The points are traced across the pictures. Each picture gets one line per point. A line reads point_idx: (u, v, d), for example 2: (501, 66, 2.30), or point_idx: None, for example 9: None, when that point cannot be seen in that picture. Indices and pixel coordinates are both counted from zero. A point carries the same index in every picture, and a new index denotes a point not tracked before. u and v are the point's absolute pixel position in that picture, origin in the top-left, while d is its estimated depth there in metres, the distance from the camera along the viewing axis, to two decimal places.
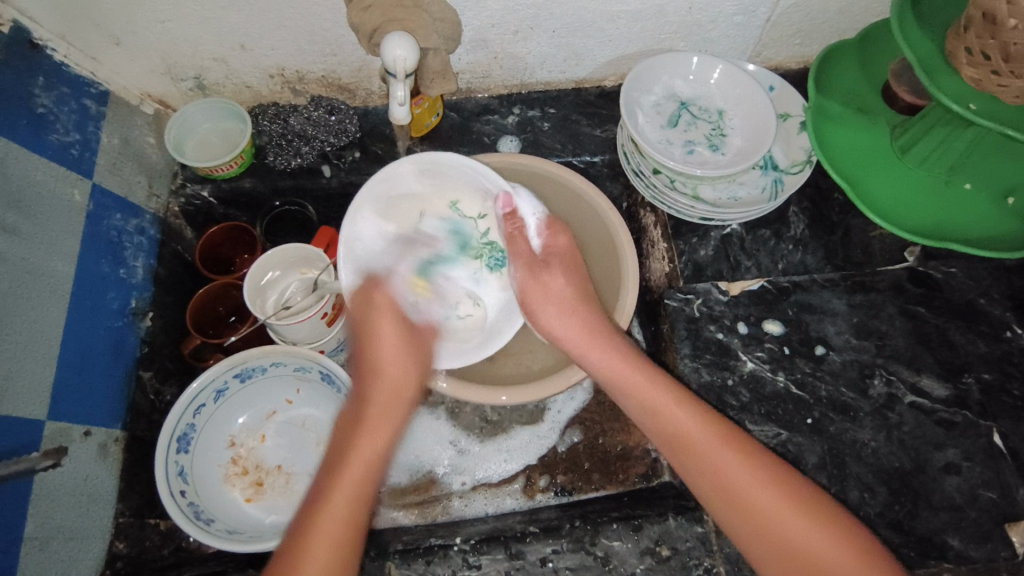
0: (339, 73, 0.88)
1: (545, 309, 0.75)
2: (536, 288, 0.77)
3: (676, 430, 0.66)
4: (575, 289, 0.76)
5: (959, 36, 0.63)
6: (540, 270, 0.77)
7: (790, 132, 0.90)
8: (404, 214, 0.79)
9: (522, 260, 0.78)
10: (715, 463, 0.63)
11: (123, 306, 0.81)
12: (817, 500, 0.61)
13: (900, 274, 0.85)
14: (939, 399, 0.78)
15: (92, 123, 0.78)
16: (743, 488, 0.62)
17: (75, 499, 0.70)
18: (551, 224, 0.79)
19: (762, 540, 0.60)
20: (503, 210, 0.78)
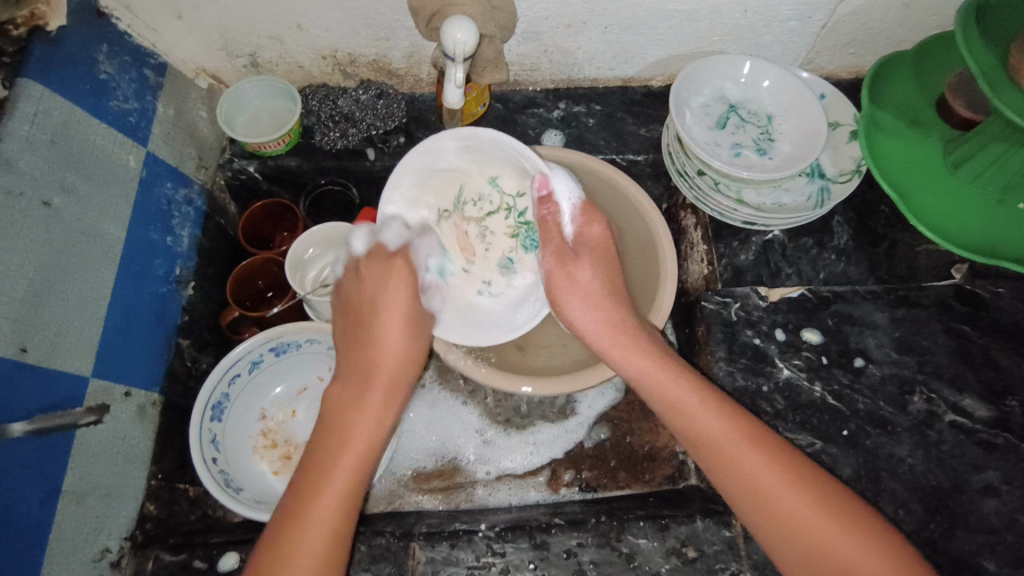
0: (390, 58, 0.89)
1: (570, 300, 0.75)
2: (563, 277, 0.76)
3: (699, 433, 0.65)
4: (604, 283, 0.75)
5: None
6: (570, 259, 0.76)
7: (839, 141, 0.89)
8: (445, 189, 0.79)
9: (553, 247, 0.77)
10: (737, 460, 0.62)
11: (168, 273, 0.83)
12: (850, 504, 0.60)
13: (946, 290, 0.83)
14: (980, 420, 0.77)
15: (150, 93, 0.80)
16: (767, 488, 0.61)
17: (113, 457, 0.72)
18: (586, 212, 0.77)
19: (782, 539, 0.60)
20: (539, 192, 0.76)
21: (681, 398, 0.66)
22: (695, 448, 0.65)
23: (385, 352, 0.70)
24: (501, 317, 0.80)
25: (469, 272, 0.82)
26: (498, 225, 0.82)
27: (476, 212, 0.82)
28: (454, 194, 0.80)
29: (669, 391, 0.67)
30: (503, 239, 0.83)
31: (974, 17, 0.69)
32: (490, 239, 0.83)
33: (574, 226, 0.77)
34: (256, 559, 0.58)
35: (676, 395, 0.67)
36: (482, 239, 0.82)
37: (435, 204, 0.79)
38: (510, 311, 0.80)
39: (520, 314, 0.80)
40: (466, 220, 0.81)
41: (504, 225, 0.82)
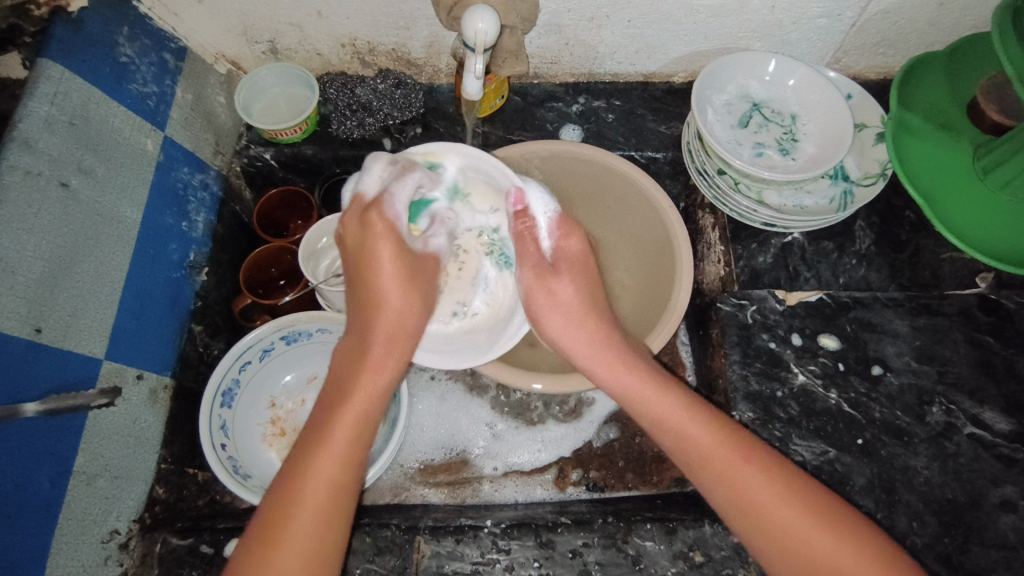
0: (410, 48, 0.88)
1: (551, 318, 0.72)
2: (545, 295, 0.73)
3: (690, 447, 0.63)
4: (585, 297, 0.73)
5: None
6: (549, 276, 0.73)
7: (865, 143, 0.87)
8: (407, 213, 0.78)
9: (531, 264, 0.74)
10: (729, 476, 0.60)
11: (183, 259, 0.83)
12: (857, 519, 0.58)
13: (970, 300, 0.81)
14: (1000, 434, 0.75)
15: (169, 77, 0.80)
16: (762, 501, 0.59)
17: (124, 440, 0.72)
18: (564, 225, 0.75)
19: (777, 549, 0.57)
20: (514, 207, 0.74)
21: (671, 415, 0.65)
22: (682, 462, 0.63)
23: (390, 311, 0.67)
24: (485, 333, 0.78)
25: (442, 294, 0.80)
26: (470, 243, 0.82)
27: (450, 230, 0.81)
28: None
29: (663, 408, 0.65)
30: (479, 258, 0.82)
31: (1012, 17, 0.67)
32: (464, 258, 0.82)
33: (551, 238, 0.76)
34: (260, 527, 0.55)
35: (665, 412, 0.65)
36: (457, 259, 0.81)
37: None
38: (493, 326, 0.78)
39: (505, 328, 0.77)
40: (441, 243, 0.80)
41: (477, 243, 0.82)
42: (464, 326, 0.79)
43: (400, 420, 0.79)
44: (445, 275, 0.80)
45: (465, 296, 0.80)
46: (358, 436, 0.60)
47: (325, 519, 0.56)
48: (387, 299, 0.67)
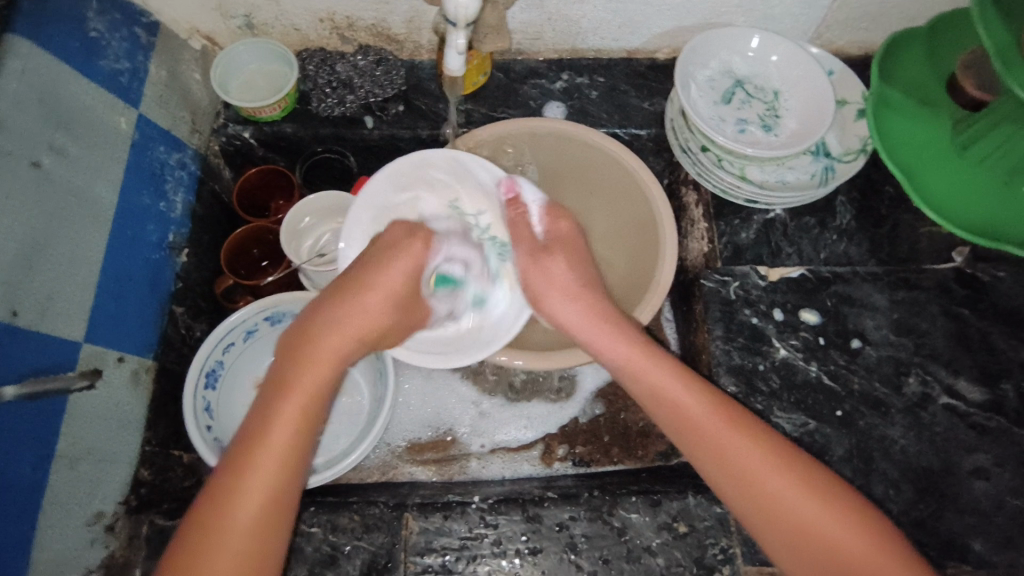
0: (390, 23, 0.87)
1: (550, 295, 0.72)
2: (540, 274, 0.73)
3: (685, 418, 0.63)
4: (579, 273, 0.73)
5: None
6: (542, 255, 0.74)
7: (846, 119, 0.88)
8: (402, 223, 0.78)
9: (526, 247, 0.75)
10: (722, 446, 0.61)
11: (161, 240, 0.81)
12: (835, 485, 0.60)
13: (946, 273, 0.83)
14: (974, 403, 0.77)
15: (142, 53, 0.78)
16: (750, 467, 0.60)
17: (107, 423, 0.71)
18: (553, 210, 0.77)
19: (760, 514, 0.59)
20: (506, 195, 0.78)
21: (668, 384, 0.65)
22: (678, 430, 0.64)
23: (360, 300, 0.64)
24: (487, 330, 0.77)
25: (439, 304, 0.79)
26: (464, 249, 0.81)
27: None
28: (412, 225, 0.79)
29: (661, 381, 0.65)
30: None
31: None
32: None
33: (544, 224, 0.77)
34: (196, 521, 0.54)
35: (661, 382, 0.65)
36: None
37: None
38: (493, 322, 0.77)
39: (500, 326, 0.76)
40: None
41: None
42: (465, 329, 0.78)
43: (388, 399, 0.79)
44: None
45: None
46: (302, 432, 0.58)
47: (267, 519, 0.54)
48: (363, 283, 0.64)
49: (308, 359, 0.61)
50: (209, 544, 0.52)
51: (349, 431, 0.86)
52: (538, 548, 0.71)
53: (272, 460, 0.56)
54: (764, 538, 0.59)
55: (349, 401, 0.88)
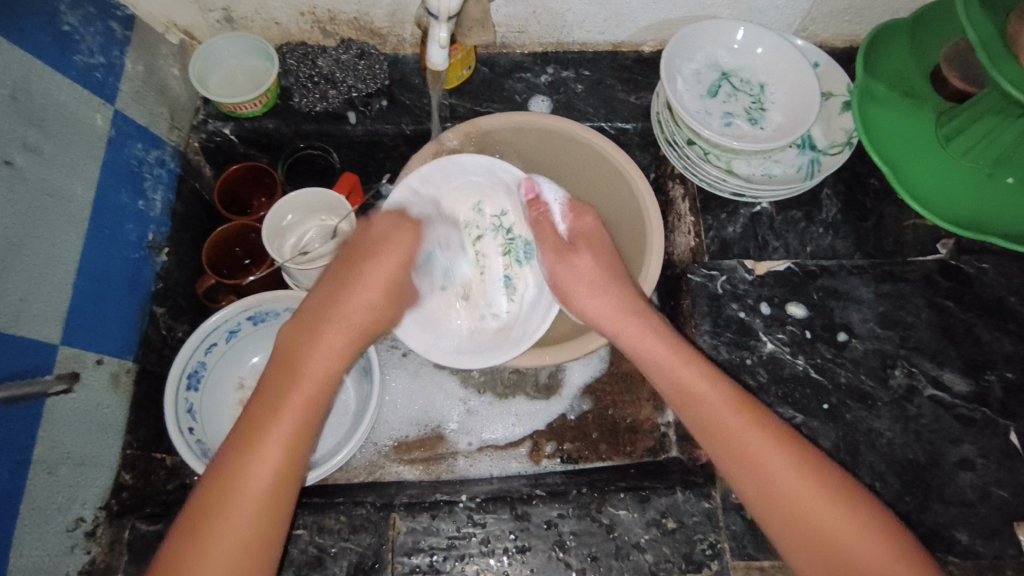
0: (372, 16, 0.85)
1: (578, 290, 0.73)
2: (567, 269, 0.75)
3: (715, 421, 0.63)
4: (606, 267, 0.73)
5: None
6: (569, 253, 0.75)
7: (830, 112, 0.88)
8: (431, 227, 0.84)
9: (550, 245, 0.77)
10: (751, 455, 0.61)
11: (141, 239, 0.80)
12: (853, 492, 0.59)
13: (931, 266, 0.83)
14: (959, 395, 0.77)
15: (117, 47, 0.76)
16: (774, 474, 0.59)
17: (86, 427, 0.70)
18: (576, 207, 0.79)
19: (784, 520, 0.58)
20: (527, 197, 0.80)
21: (698, 383, 0.64)
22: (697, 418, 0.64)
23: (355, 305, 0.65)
24: (516, 328, 0.81)
25: (470, 299, 0.84)
26: (489, 245, 0.87)
27: (465, 239, 0.86)
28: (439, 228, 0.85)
29: (685, 373, 0.66)
30: (497, 259, 0.87)
31: None
32: (485, 263, 0.86)
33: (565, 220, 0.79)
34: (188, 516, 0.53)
35: (686, 377, 0.65)
36: (476, 263, 0.86)
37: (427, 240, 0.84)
38: (522, 321, 0.81)
39: (529, 321, 0.80)
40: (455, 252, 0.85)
41: (495, 244, 0.87)
42: (495, 326, 0.82)
43: (374, 398, 0.78)
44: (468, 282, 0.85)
45: (490, 297, 0.85)
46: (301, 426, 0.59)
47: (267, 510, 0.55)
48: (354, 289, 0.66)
49: (310, 357, 0.61)
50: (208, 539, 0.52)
51: (335, 432, 0.85)
52: (526, 546, 0.70)
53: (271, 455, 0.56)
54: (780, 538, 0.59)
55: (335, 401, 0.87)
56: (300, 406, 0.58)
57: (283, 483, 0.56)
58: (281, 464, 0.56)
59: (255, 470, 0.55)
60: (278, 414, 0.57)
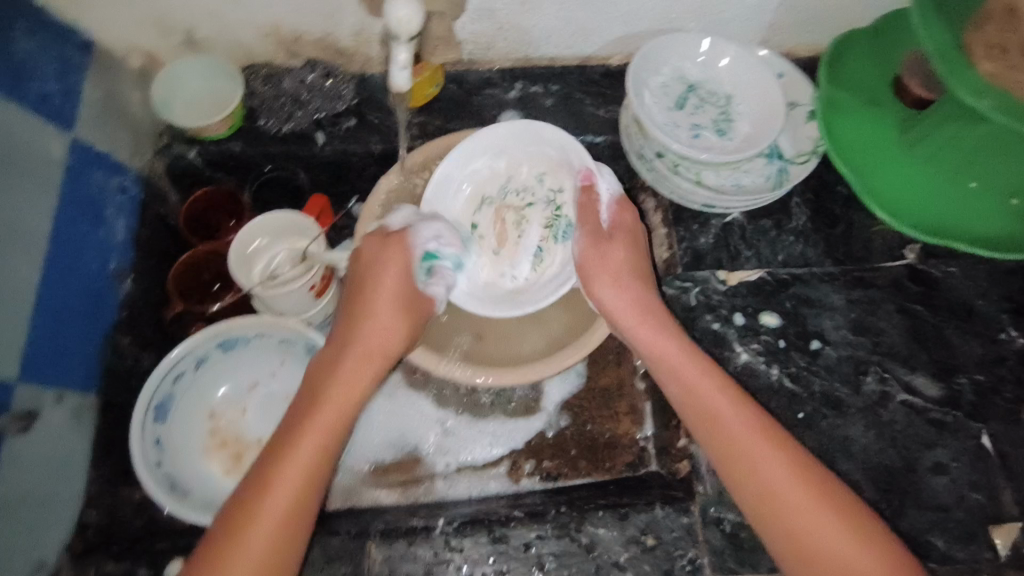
0: (338, 37, 0.84)
1: (602, 282, 0.71)
2: (596, 259, 0.72)
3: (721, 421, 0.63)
4: (634, 265, 0.72)
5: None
6: (603, 240, 0.72)
7: (796, 121, 0.89)
8: (491, 180, 0.80)
9: (588, 229, 0.73)
10: (752, 458, 0.61)
11: (103, 268, 0.79)
12: (847, 498, 0.59)
13: (900, 271, 0.84)
14: (931, 399, 0.78)
15: (75, 74, 0.74)
16: (768, 476, 0.60)
17: (46, 464, 0.68)
18: (623, 203, 0.74)
19: (771, 521, 0.59)
20: (581, 183, 0.75)
21: (702, 383, 0.65)
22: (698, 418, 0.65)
23: (377, 330, 0.67)
24: (524, 297, 0.75)
25: (499, 255, 0.78)
26: (536, 216, 0.79)
27: (517, 201, 0.79)
28: (499, 184, 0.80)
29: (691, 385, 0.66)
30: (537, 230, 0.78)
31: None
32: (525, 228, 0.79)
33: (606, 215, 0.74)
34: (218, 528, 0.56)
35: (695, 381, 0.66)
36: (519, 226, 0.79)
37: (476, 190, 0.79)
38: (532, 290, 0.75)
39: (541, 292, 0.75)
40: (500, 209, 0.79)
41: (541, 215, 0.79)
42: (510, 289, 0.77)
43: None
44: (503, 240, 0.78)
45: (515, 263, 0.78)
46: (323, 459, 0.60)
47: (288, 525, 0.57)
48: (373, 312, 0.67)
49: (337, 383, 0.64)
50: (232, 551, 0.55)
51: None
52: (505, 570, 0.70)
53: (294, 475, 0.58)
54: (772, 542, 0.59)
55: None
56: (325, 429, 0.61)
57: (307, 505, 0.58)
58: (302, 483, 0.58)
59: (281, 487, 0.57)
60: (303, 437, 0.60)
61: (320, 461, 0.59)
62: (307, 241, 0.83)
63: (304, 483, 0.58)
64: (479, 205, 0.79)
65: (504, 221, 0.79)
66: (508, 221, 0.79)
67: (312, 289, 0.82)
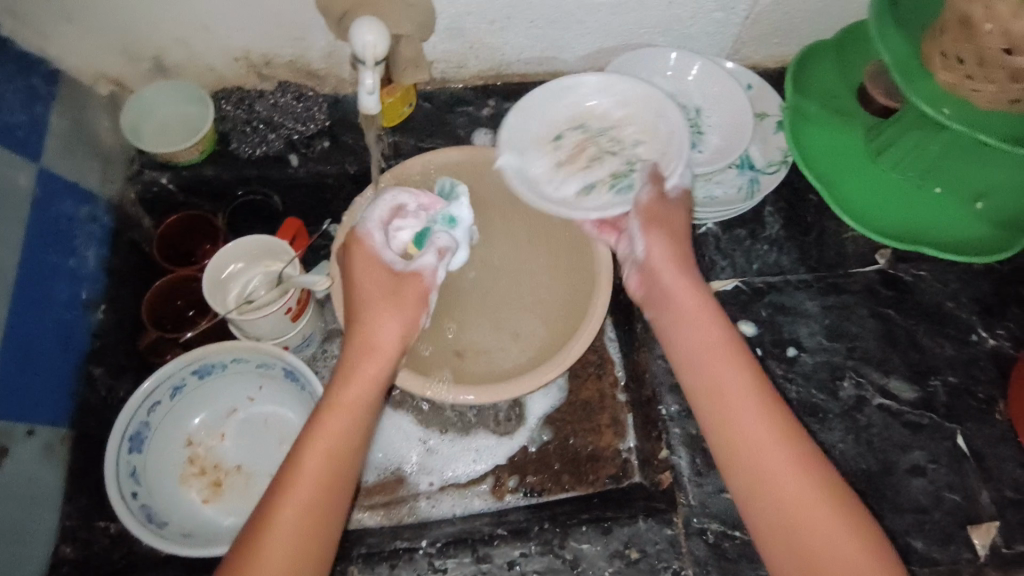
0: (309, 59, 0.84)
1: (656, 240, 0.71)
2: (658, 214, 0.72)
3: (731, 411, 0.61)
4: (677, 237, 0.71)
5: (973, 36, 0.60)
6: (663, 208, 0.73)
7: (766, 132, 0.90)
8: (604, 117, 0.83)
9: (655, 186, 0.74)
10: (759, 451, 0.59)
11: (74, 298, 0.78)
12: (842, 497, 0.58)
13: (872, 276, 0.85)
14: (906, 402, 0.79)
15: (41, 103, 0.74)
16: (774, 470, 0.58)
17: (17, 501, 0.67)
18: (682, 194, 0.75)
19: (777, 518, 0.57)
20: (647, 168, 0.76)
21: (720, 368, 0.63)
22: (705, 398, 0.63)
23: (381, 328, 0.65)
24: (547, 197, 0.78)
25: (557, 166, 0.81)
26: (612, 167, 0.81)
27: (609, 142, 0.82)
28: (604, 126, 0.83)
29: (713, 369, 0.64)
30: (606, 172, 0.81)
31: (890, 6, 0.70)
32: (596, 164, 0.81)
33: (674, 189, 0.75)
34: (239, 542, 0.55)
35: (715, 366, 0.64)
36: (594, 160, 0.82)
37: (581, 116, 0.84)
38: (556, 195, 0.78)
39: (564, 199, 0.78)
40: (591, 139, 0.82)
41: (615, 166, 0.81)
42: (541, 188, 0.80)
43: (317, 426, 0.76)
44: (575, 157, 0.82)
45: (566, 180, 0.81)
46: (335, 465, 0.58)
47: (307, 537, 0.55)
48: (372, 310, 0.65)
49: (347, 385, 0.61)
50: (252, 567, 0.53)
51: None
52: None
53: (309, 486, 0.56)
54: (759, 526, 0.58)
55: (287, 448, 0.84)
56: (336, 434, 0.59)
57: (326, 514, 0.56)
58: (317, 494, 0.56)
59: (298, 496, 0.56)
60: (313, 445, 0.58)
61: (332, 469, 0.57)
62: (283, 263, 0.83)
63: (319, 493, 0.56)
64: (576, 129, 0.83)
65: (585, 156, 0.82)
66: (586, 151, 0.82)
67: (289, 312, 0.80)
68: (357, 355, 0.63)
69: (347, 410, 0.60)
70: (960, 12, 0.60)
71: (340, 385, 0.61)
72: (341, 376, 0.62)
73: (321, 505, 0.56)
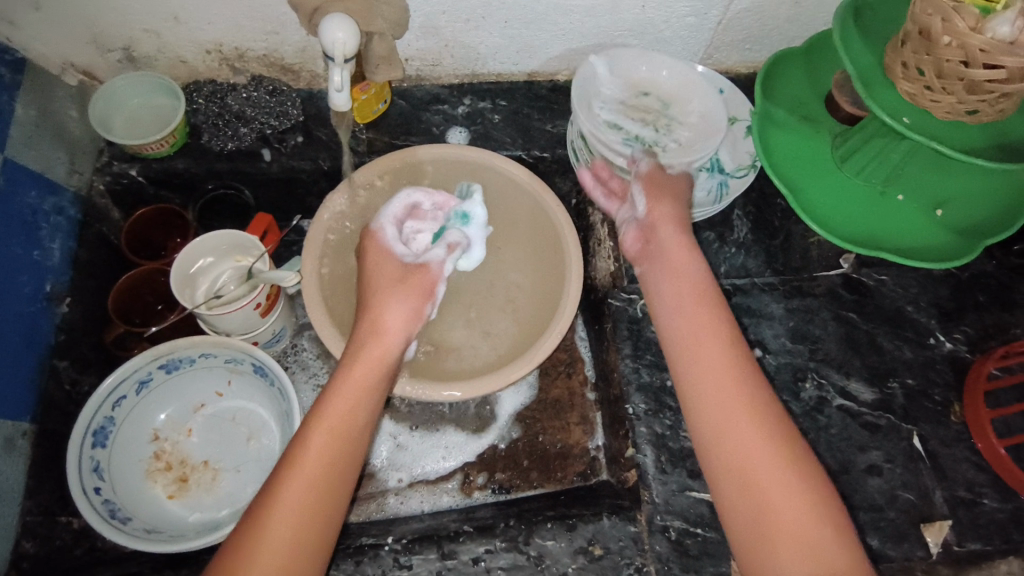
0: (282, 53, 0.84)
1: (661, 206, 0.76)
2: (659, 179, 0.79)
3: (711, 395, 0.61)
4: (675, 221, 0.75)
5: (932, 48, 0.61)
6: (662, 187, 0.78)
7: (737, 136, 0.92)
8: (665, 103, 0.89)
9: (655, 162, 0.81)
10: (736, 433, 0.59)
11: (38, 291, 0.77)
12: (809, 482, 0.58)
13: (835, 280, 0.87)
14: (865, 403, 0.81)
15: (6, 93, 0.73)
16: (748, 456, 0.57)
17: None
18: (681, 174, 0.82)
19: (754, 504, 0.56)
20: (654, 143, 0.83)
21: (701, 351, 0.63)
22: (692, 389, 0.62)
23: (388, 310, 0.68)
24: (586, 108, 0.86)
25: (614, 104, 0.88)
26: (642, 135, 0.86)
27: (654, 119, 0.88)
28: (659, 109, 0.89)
29: (697, 353, 0.63)
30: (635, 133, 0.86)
31: (852, 18, 0.72)
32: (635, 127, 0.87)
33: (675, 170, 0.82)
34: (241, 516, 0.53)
35: (696, 349, 0.64)
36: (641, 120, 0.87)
37: (653, 91, 0.89)
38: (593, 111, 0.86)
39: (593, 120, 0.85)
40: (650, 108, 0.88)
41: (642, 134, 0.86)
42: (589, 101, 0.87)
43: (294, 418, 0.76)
44: (627, 110, 0.88)
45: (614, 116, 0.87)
46: (338, 441, 0.57)
47: (310, 510, 0.53)
48: (385, 295, 0.69)
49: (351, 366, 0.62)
50: (252, 538, 0.51)
51: (256, 478, 0.83)
52: None
53: (314, 460, 0.55)
54: (736, 523, 0.56)
55: (258, 444, 0.84)
56: (342, 411, 0.59)
57: (329, 487, 0.55)
58: (319, 467, 0.55)
59: (303, 469, 0.55)
60: (318, 421, 0.57)
61: (335, 444, 0.57)
62: (252, 259, 0.83)
63: (323, 466, 0.55)
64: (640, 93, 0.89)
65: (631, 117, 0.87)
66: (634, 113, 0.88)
67: (257, 308, 0.79)
68: (364, 340, 0.65)
69: (352, 388, 0.60)
70: (919, 24, 0.62)
71: (346, 368, 0.62)
72: (349, 359, 0.63)
73: (327, 478, 0.55)
